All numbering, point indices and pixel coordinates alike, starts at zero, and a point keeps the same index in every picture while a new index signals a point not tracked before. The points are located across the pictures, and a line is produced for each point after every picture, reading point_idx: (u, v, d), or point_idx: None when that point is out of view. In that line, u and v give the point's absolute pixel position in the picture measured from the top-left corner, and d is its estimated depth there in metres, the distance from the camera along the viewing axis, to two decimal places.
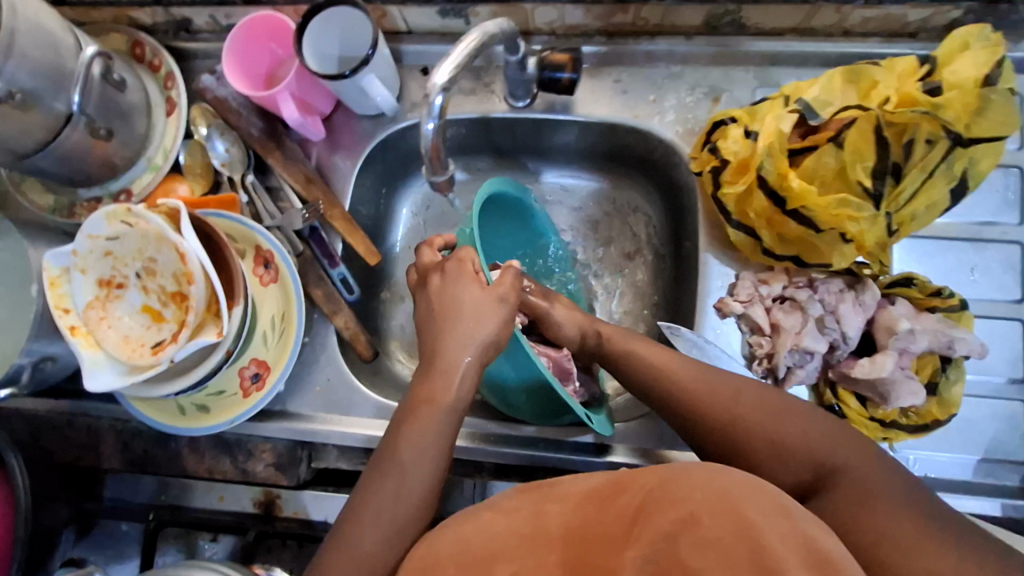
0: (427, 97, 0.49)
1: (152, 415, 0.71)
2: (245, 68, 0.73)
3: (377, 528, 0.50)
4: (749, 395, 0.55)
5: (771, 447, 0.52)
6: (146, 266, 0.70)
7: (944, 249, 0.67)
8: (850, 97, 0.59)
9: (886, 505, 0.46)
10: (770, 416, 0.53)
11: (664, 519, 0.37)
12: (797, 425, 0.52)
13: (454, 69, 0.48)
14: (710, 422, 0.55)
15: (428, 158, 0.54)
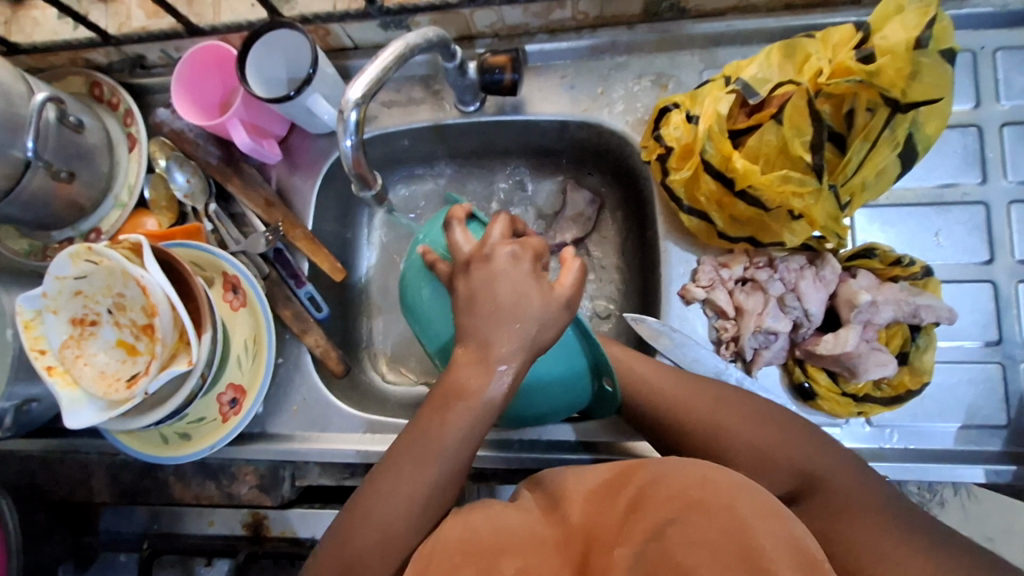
0: (343, 113, 0.50)
1: (137, 446, 0.73)
2: (197, 99, 0.74)
3: (403, 505, 0.50)
4: (730, 400, 0.55)
5: (754, 454, 0.52)
6: (116, 301, 0.71)
7: (906, 216, 0.66)
8: (788, 72, 0.58)
9: (862, 508, 0.48)
10: (756, 423, 0.53)
11: (659, 516, 0.37)
12: (781, 433, 0.52)
13: (367, 84, 0.50)
14: (691, 427, 0.55)
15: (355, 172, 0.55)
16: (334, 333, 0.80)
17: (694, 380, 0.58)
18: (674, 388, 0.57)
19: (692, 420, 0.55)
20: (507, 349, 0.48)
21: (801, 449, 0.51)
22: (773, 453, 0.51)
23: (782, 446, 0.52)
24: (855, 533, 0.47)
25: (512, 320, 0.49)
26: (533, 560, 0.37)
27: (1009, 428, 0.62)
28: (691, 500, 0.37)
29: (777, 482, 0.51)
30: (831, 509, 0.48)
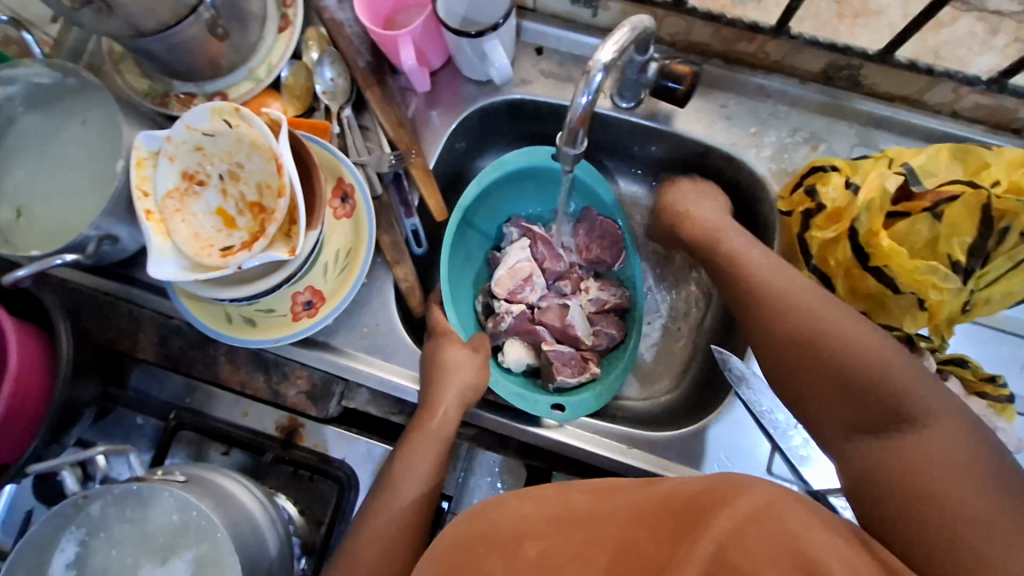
0: (588, 71, 0.48)
1: (199, 316, 0.71)
2: (372, 4, 0.74)
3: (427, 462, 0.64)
4: (846, 332, 0.55)
5: (840, 381, 0.54)
6: (231, 170, 0.69)
7: (999, 340, 0.69)
8: (954, 172, 0.61)
9: (943, 472, 0.47)
10: (869, 358, 0.53)
11: (714, 520, 0.42)
12: (885, 374, 0.52)
13: (618, 50, 0.49)
14: (780, 337, 0.58)
15: (569, 128, 0.52)
16: (422, 271, 0.82)
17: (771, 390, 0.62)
18: (800, 296, 0.59)
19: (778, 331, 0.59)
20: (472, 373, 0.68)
21: (904, 385, 0.51)
22: (868, 392, 0.52)
23: (886, 384, 0.52)
24: (932, 490, 0.46)
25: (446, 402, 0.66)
26: (557, 545, 0.45)
27: None
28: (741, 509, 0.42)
29: (861, 418, 0.53)
30: (909, 463, 0.48)
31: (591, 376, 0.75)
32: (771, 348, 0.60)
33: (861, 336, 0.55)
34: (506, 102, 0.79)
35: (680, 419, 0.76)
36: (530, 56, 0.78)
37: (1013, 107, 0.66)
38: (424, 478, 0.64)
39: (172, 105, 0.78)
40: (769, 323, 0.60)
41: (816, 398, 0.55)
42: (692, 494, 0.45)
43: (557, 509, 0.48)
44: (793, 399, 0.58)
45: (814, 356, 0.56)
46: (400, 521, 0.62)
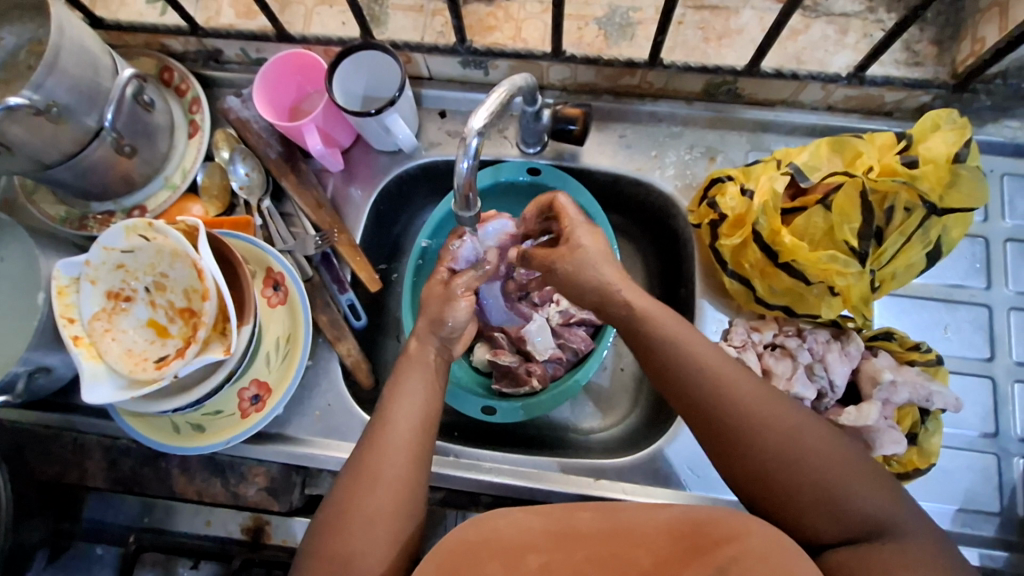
0: (464, 138, 0.51)
1: (145, 431, 0.70)
2: (273, 98, 0.77)
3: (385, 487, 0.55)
4: (809, 443, 0.51)
5: (824, 493, 0.49)
6: (157, 281, 0.70)
7: (919, 307, 0.72)
8: (836, 164, 0.65)
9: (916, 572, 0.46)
10: (834, 465, 0.50)
11: (721, 552, 0.43)
12: (853, 482, 0.50)
13: (490, 115, 0.52)
14: (765, 445, 0.51)
15: (461, 193, 0.55)
16: (365, 343, 0.82)
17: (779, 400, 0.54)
18: (735, 384, 0.54)
19: (768, 443, 0.51)
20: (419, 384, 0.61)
21: (859, 488, 0.50)
22: (843, 503, 0.49)
23: (854, 493, 0.49)
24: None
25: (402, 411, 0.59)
26: (539, 561, 0.46)
27: (1000, 516, 0.67)
28: (748, 546, 0.43)
29: (842, 528, 0.49)
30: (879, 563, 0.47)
31: (534, 390, 0.77)
32: (731, 454, 0.53)
33: (833, 450, 0.51)
34: (419, 166, 0.82)
35: (641, 439, 0.77)
36: (435, 120, 0.82)
37: (878, 94, 0.71)
38: (390, 513, 0.54)
39: (91, 226, 0.78)
40: (695, 416, 0.55)
41: (800, 510, 0.50)
42: (696, 519, 0.47)
43: (557, 524, 0.49)
44: (778, 507, 0.51)
45: (786, 467, 0.51)
46: (376, 539, 0.53)
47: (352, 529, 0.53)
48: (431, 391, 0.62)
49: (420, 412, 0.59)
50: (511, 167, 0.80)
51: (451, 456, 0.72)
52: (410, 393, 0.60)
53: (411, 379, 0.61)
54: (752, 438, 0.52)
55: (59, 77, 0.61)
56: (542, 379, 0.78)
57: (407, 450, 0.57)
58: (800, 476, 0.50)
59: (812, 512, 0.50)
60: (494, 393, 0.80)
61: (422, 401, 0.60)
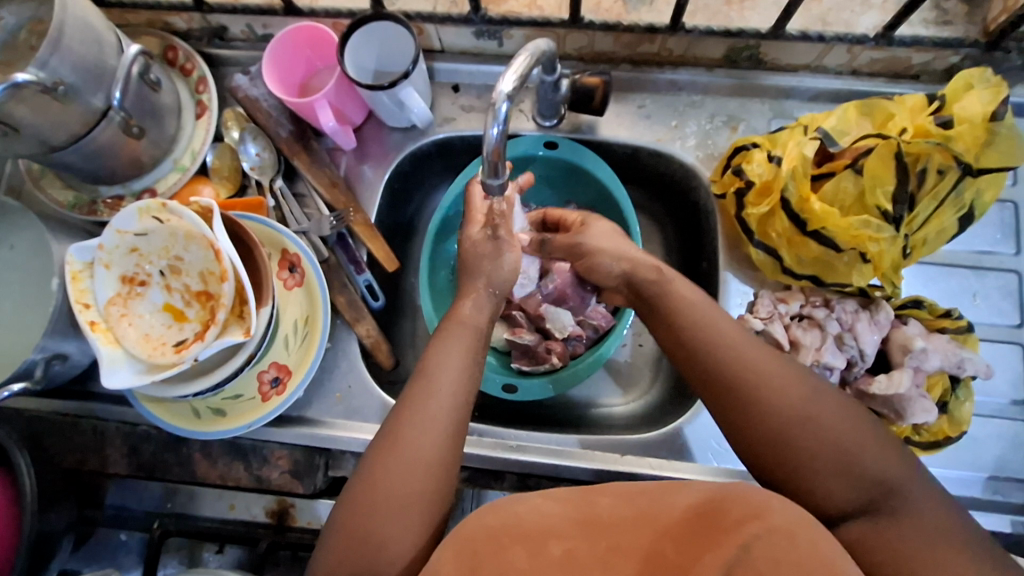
0: (493, 104, 0.50)
1: (166, 417, 0.70)
2: (282, 74, 0.75)
3: (412, 471, 0.53)
4: (818, 410, 0.51)
5: (839, 454, 0.49)
6: (172, 264, 0.68)
7: (947, 275, 0.71)
8: (865, 128, 0.64)
9: (924, 540, 0.46)
10: (846, 431, 0.50)
11: (744, 530, 0.42)
12: (868, 447, 0.50)
13: (518, 79, 0.50)
14: (780, 414, 0.51)
15: (488, 162, 0.53)
16: (383, 323, 0.81)
17: (793, 366, 0.54)
18: (748, 351, 0.54)
19: (781, 409, 0.51)
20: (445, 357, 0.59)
21: (871, 454, 0.49)
22: (857, 466, 0.49)
23: (868, 457, 0.49)
24: (908, 554, 0.46)
25: (433, 385, 0.57)
26: (580, 546, 0.46)
27: None
28: (773, 523, 0.42)
29: (855, 492, 0.48)
30: (886, 535, 0.47)
31: (553, 368, 0.76)
32: (746, 429, 0.52)
33: (844, 420, 0.51)
34: (433, 143, 0.81)
35: (665, 414, 0.77)
36: (448, 94, 0.80)
37: (906, 56, 0.69)
38: (418, 495, 0.53)
39: (101, 211, 0.77)
40: (708, 385, 0.55)
41: (812, 475, 0.49)
42: (712, 494, 0.46)
43: (581, 512, 0.48)
44: (791, 472, 0.50)
45: (800, 431, 0.50)
46: (407, 518, 0.52)
47: (378, 511, 0.52)
48: (467, 363, 0.59)
49: (457, 383, 0.58)
50: (528, 141, 0.78)
51: (475, 436, 0.72)
52: (445, 365, 0.58)
53: (449, 348, 0.60)
54: (766, 402, 0.52)
55: (64, 54, 0.59)
56: (562, 357, 0.77)
57: (444, 427, 0.55)
58: (812, 444, 0.50)
59: (827, 482, 0.49)
60: (513, 371, 0.79)
61: (461, 373, 0.58)
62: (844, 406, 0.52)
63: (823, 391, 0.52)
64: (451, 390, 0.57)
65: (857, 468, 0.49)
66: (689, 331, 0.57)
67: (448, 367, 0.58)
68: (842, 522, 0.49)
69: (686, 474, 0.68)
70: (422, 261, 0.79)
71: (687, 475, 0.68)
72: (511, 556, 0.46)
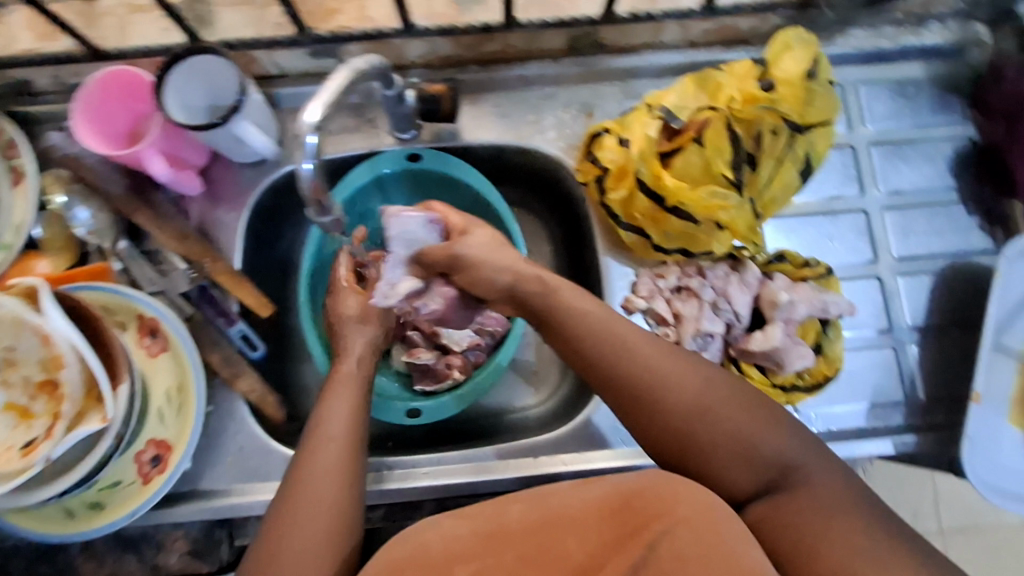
0: (302, 138, 0.47)
1: (36, 525, 0.63)
2: (99, 124, 0.68)
3: (310, 534, 0.51)
4: (714, 403, 0.52)
5: (735, 442, 0.51)
6: (5, 357, 0.60)
7: (805, 224, 0.75)
8: (702, 100, 0.65)
9: (821, 512, 0.48)
10: (741, 416, 0.51)
11: (649, 529, 0.43)
12: (763, 432, 0.51)
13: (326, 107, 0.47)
14: (678, 411, 0.52)
15: (312, 200, 0.51)
16: (270, 372, 0.76)
17: (687, 358, 0.55)
18: (643, 351, 0.54)
19: (679, 405, 0.52)
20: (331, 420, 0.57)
21: (767, 437, 0.51)
22: (754, 452, 0.50)
23: (764, 439, 0.51)
24: (805, 528, 0.48)
25: (319, 448, 0.55)
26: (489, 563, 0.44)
27: (906, 403, 0.71)
28: (679, 516, 0.43)
29: (754, 477, 0.50)
30: (790, 512, 0.49)
31: (456, 382, 0.75)
32: (648, 428, 0.53)
33: (737, 408, 0.52)
34: (290, 173, 0.76)
35: (574, 406, 0.77)
36: (295, 121, 0.75)
37: (732, 23, 0.72)
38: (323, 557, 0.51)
39: None
40: (610, 390, 0.55)
41: (714, 463, 0.51)
42: (626, 487, 0.46)
43: (489, 523, 0.46)
44: (694, 466, 0.51)
45: (698, 425, 0.51)
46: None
47: None
48: (354, 413, 0.58)
49: (348, 444, 0.56)
50: (388, 158, 0.75)
51: (384, 470, 0.69)
52: (331, 421, 0.57)
53: (333, 404, 0.58)
54: (665, 401, 0.52)
55: None
56: (464, 368, 0.75)
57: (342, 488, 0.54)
58: (710, 435, 0.51)
59: (728, 468, 0.51)
60: (416, 394, 0.77)
61: (350, 432, 0.57)
62: (739, 392, 0.53)
63: (717, 381, 0.53)
64: (339, 445, 0.56)
65: (754, 453, 0.50)
66: (582, 341, 0.56)
67: (332, 425, 0.57)
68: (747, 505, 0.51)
69: (602, 463, 0.68)
70: (301, 300, 0.76)
71: (602, 464, 0.68)
72: None
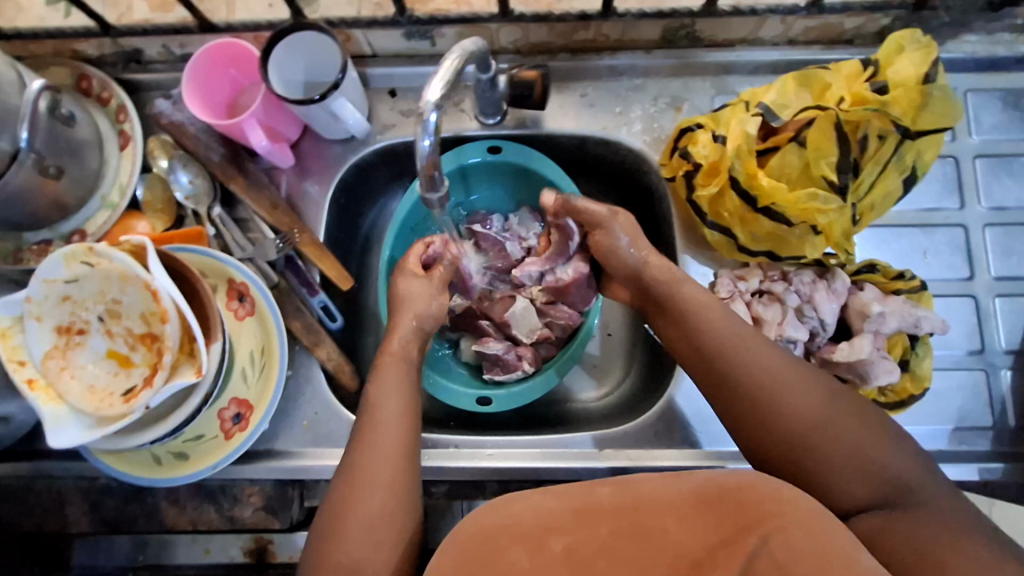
0: (421, 114, 0.48)
1: (126, 468, 0.67)
2: (206, 96, 0.71)
3: (374, 493, 0.54)
4: (832, 412, 0.54)
5: (852, 454, 0.52)
6: (109, 308, 0.65)
7: (897, 235, 0.72)
8: (804, 99, 0.63)
9: (942, 527, 0.50)
10: (857, 429, 0.53)
11: (764, 523, 0.43)
12: (882, 446, 0.53)
13: (444, 84, 0.48)
14: (795, 416, 0.54)
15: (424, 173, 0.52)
16: (344, 343, 0.78)
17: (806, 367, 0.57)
18: (762, 354, 0.57)
19: (797, 411, 0.54)
20: (388, 391, 0.59)
21: (883, 454, 0.52)
22: (871, 465, 0.52)
23: (880, 456, 0.52)
24: (924, 548, 0.49)
25: (379, 412, 0.57)
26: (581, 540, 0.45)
27: (994, 429, 0.68)
28: (790, 516, 0.42)
29: (869, 491, 0.51)
30: (903, 531, 0.50)
31: (527, 373, 0.75)
32: (762, 429, 0.55)
33: (854, 422, 0.54)
34: (376, 152, 0.78)
35: (639, 403, 0.77)
36: (385, 100, 0.77)
37: (838, 22, 0.70)
38: (389, 511, 0.53)
39: (28, 259, 0.72)
40: (726, 390, 0.57)
41: (829, 471, 0.52)
42: (722, 481, 0.45)
43: (577, 501, 0.47)
44: (810, 475, 0.53)
45: (813, 432, 0.53)
46: (377, 542, 0.52)
47: (351, 535, 0.52)
48: (408, 381, 0.60)
49: (403, 406, 0.58)
50: (474, 145, 0.77)
51: (452, 448, 0.70)
52: (387, 388, 0.59)
53: (387, 372, 0.60)
54: (784, 404, 0.54)
55: None
56: (534, 361, 0.76)
57: (397, 448, 0.56)
58: (823, 445, 0.53)
59: (841, 479, 0.52)
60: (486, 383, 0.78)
61: (401, 393, 0.59)
62: (853, 405, 0.55)
63: (831, 393, 0.55)
64: (396, 413, 0.57)
65: (870, 467, 0.52)
66: (704, 335, 0.59)
67: (390, 393, 0.58)
68: (853, 519, 0.52)
69: (668, 461, 0.68)
70: (380, 279, 0.77)
71: (667, 462, 0.68)
72: (513, 554, 0.45)
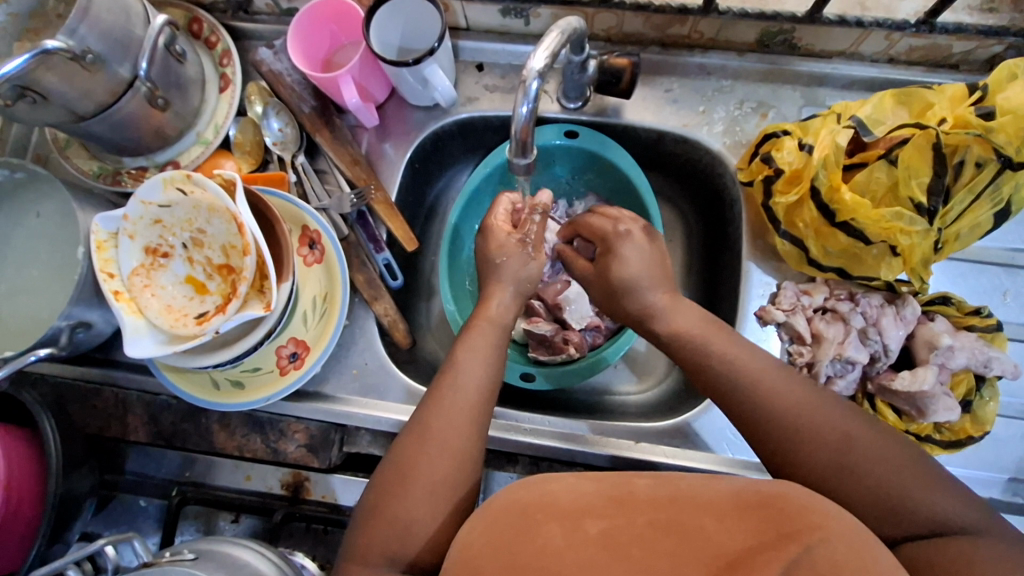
0: (522, 82, 0.49)
1: (188, 388, 0.71)
2: (307, 49, 0.74)
3: (441, 454, 0.54)
4: (863, 437, 0.50)
5: (886, 491, 0.48)
6: (195, 236, 0.69)
7: (978, 272, 0.69)
8: (901, 117, 0.62)
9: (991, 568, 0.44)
10: (892, 465, 0.49)
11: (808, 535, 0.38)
12: (925, 480, 0.48)
13: (549, 55, 0.50)
14: (820, 450, 0.50)
15: (516, 139, 0.53)
16: (400, 303, 0.81)
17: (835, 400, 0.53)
18: (782, 387, 0.54)
19: (822, 446, 0.50)
20: (473, 350, 0.60)
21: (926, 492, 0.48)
22: (908, 502, 0.47)
23: (921, 493, 0.47)
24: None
25: (462, 369, 0.59)
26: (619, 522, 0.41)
27: None
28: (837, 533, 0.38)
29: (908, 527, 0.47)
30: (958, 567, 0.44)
31: (570, 358, 0.76)
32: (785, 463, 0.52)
33: (890, 458, 0.49)
34: (456, 123, 0.80)
35: (679, 404, 0.76)
36: (472, 74, 0.79)
37: (947, 44, 0.67)
38: (453, 473, 0.54)
39: (125, 181, 0.77)
40: (746, 425, 0.54)
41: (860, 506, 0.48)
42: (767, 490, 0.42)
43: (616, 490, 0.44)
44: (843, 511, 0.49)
45: (841, 470, 0.49)
46: (434, 506, 0.53)
47: (414, 488, 0.53)
48: (494, 350, 0.61)
49: (480, 372, 0.59)
50: (552, 127, 0.78)
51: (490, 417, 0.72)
52: (474, 354, 0.60)
53: (476, 339, 0.61)
54: (807, 438, 0.51)
55: (93, 23, 0.59)
56: (580, 347, 0.76)
57: (467, 417, 0.56)
58: (853, 481, 0.49)
59: (876, 516, 0.48)
60: (529, 360, 0.79)
61: (484, 360, 0.60)
62: (891, 441, 0.50)
63: (866, 427, 0.51)
64: (476, 380, 0.58)
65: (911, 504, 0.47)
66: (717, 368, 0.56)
67: (474, 359, 0.60)
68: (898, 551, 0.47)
69: (703, 464, 0.68)
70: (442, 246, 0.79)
71: (702, 465, 0.68)
72: (546, 534, 0.40)
